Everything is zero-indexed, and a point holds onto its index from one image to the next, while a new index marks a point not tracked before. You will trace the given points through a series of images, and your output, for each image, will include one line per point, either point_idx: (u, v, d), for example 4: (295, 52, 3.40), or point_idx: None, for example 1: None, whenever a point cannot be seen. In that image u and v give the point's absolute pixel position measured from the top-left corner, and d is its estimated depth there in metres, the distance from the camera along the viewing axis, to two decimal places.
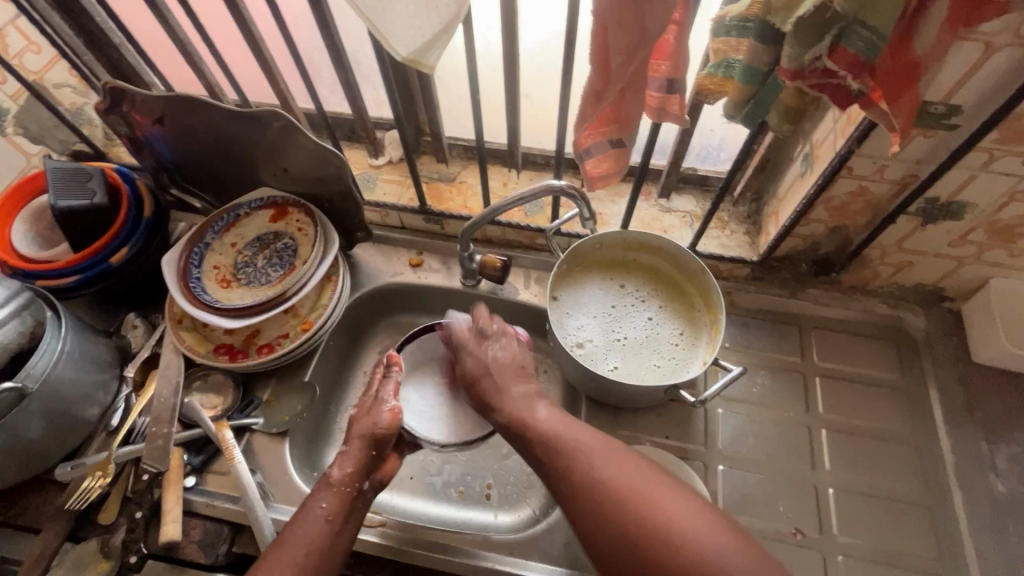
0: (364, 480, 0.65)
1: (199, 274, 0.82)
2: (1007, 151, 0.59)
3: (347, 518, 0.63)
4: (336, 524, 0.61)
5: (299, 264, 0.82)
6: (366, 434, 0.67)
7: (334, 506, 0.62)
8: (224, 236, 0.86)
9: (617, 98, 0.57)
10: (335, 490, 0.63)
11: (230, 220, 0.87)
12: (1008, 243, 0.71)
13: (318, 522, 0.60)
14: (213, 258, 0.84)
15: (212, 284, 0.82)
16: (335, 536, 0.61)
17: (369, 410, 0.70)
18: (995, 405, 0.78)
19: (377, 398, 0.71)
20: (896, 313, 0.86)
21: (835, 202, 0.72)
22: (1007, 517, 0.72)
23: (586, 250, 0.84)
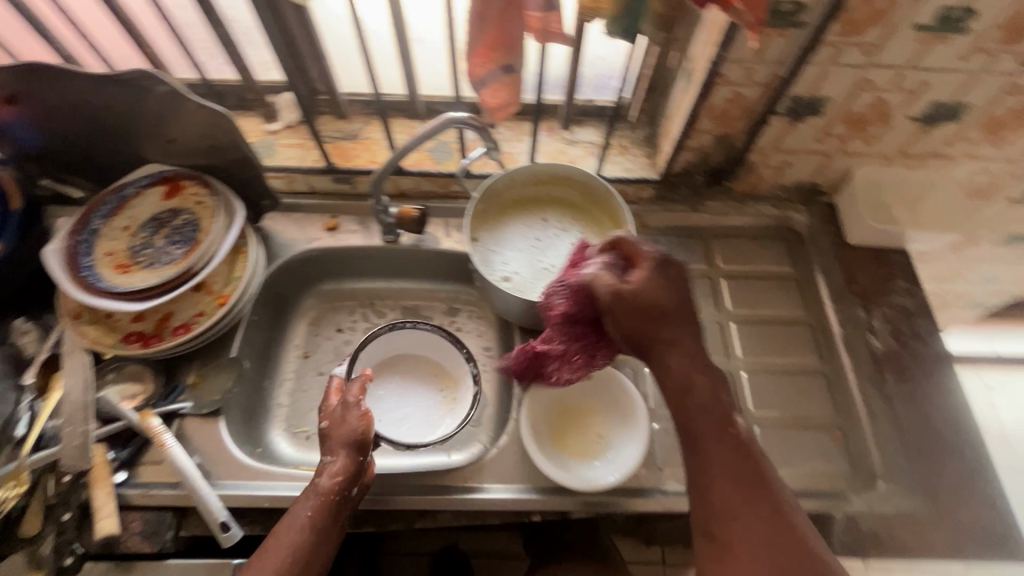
0: (352, 487, 0.66)
1: (91, 263, 0.76)
2: (848, 43, 0.67)
3: (333, 522, 0.63)
4: (315, 533, 0.62)
5: (203, 238, 0.78)
6: (350, 440, 0.66)
7: (316, 515, 0.62)
8: (114, 220, 0.80)
9: (499, 18, 0.59)
10: (320, 498, 0.63)
11: (117, 202, 0.80)
12: (863, 131, 0.81)
13: (301, 531, 0.61)
14: (104, 244, 0.78)
15: (107, 269, 0.76)
16: (319, 541, 0.62)
17: (340, 419, 0.68)
18: (868, 277, 0.89)
19: (344, 407, 0.69)
20: (783, 212, 0.96)
21: (716, 110, 0.78)
22: (885, 368, 0.82)
23: (500, 189, 0.86)
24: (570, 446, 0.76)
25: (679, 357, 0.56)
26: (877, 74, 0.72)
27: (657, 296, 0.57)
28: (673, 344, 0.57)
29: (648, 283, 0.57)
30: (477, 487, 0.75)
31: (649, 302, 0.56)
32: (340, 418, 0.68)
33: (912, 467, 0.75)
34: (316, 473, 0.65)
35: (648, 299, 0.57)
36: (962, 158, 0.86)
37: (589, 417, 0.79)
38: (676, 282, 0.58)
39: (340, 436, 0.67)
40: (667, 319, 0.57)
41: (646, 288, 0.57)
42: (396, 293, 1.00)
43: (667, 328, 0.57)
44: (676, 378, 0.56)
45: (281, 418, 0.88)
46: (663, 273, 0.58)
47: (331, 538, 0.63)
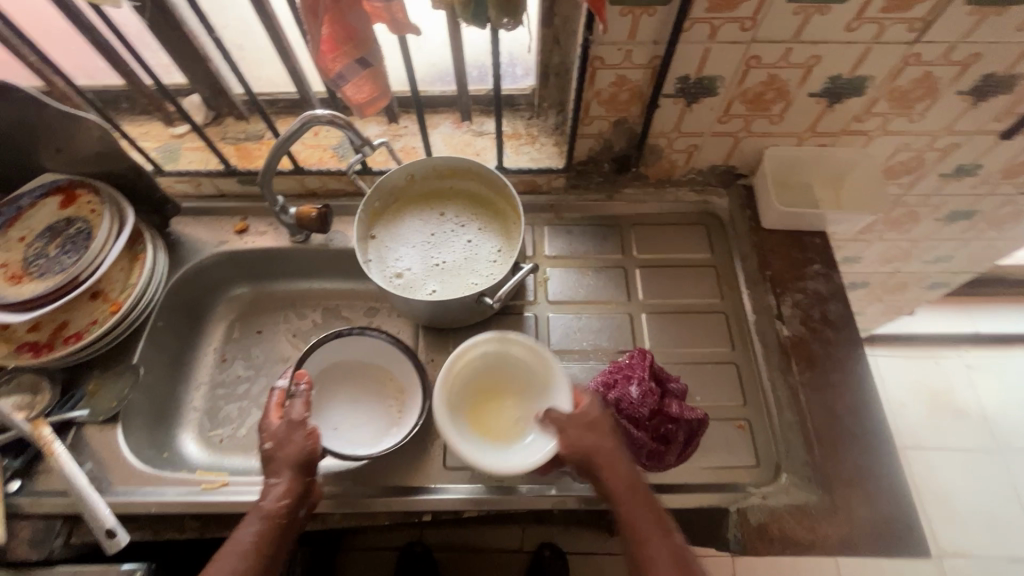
0: (296, 508, 0.64)
1: None
2: (722, 19, 0.64)
3: (274, 545, 0.62)
4: (262, 559, 0.60)
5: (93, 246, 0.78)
6: (297, 461, 0.65)
7: (261, 539, 0.61)
8: (12, 232, 0.81)
9: (335, 10, 0.57)
10: (267, 521, 0.62)
11: (12, 213, 0.82)
12: (765, 109, 0.77)
13: (245, 558, 0.59)
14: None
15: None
16: (259, 567, 0.59)
17: (284, 439, 0.66)
18: (784, 261, 0.86)
19: (288, 426, 0.67)
20: (703, 197, 0.93)
21: (604, 94, 0.75)
22: (792, 357, 0.79)
23: (398, 187, 0.85)
24: (478, 419, 0.75)
25: (623, 471, 0.63)
26: (764, 49, 0.68)
27: (601, 417, 0.67)
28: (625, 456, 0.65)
29: (596, 411, 0.67)
30: (366, 487, 0.74)
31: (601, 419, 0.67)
32: (285, 441, 0.67)
33: (811, 460, 0.72)
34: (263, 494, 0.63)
35: (593, 421, 0.67)
36: (878, 134, 0.82)
37: (510, 402, 0.76)
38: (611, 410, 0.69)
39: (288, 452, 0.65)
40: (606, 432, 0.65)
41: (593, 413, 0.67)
42: (316, 295, 1.01)
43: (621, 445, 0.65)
44: (625, 484, 0.63)
45: (193, 422, 0.89)
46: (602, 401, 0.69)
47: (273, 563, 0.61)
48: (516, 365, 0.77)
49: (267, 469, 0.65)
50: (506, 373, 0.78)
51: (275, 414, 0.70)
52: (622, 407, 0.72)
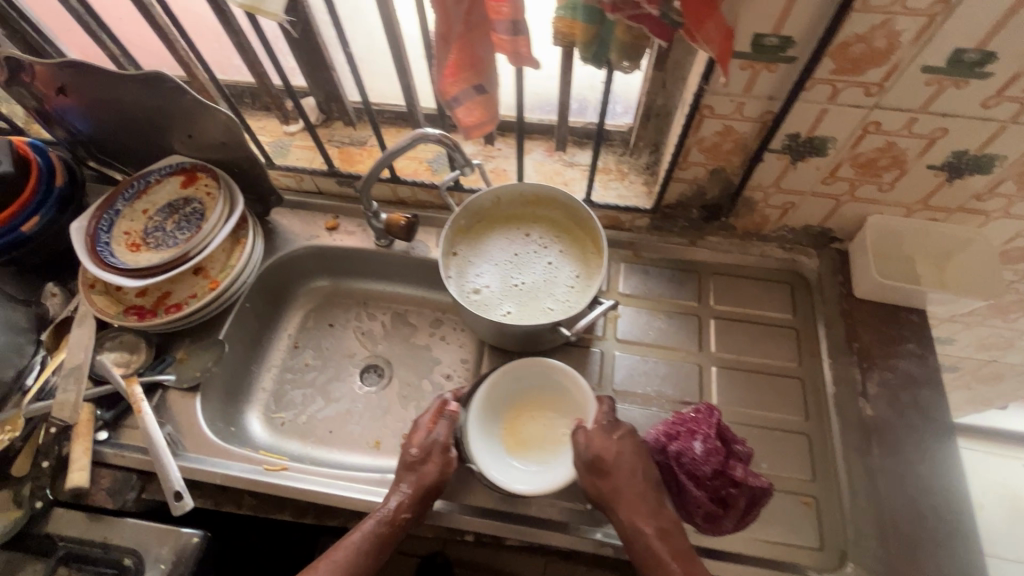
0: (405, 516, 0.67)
1: (107, 240, 0.85)
2: (846, 82, 0.62)
3: (382, 550, 0.67)
4: (376, 556, 0.66)
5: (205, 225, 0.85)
6: (431, 482, 0.68)
7: (380, 538, 0.66)
8: (136, 204, 0.89)
9: (465, 40, 0.60)
10: (386, 524, 0.67)
11: (140, 187, 0.90)
12: (875, 176, 0.74)
13: (358, 557, 0.65)
14: (123, 224, 0.87)
15: (121, 248, 0.85)
16: (371, 565, 0.65)
17: (427, 452, 0.70)
18: (875, 336, 0.81)
19: (435, 442, 0.71)
20: (791, 256, 0.90)
21: (707, 142, 0.74)
22: (875, 439, 0.74)
23: (486, 207, 0.88)
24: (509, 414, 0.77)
25: (631, 512, 0.65)
26: (884, 116, 0.66)
27: (609, 452, 0.68)
28: (634, 491, 0.66)
29: (602, 445, 0.68)
30: None
31: (609, 455, 0.68)
32: (428, 455, 0.70)
33: (882, 554, 0.68)
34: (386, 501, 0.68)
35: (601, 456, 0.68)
36: (997, 215, 0.77)
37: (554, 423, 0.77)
38: (624, 439, 0.70)
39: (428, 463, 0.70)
40: (612, 469, 0.67)
41: (600, 447, 0.68)
42: (389, 299, 1.05)
43: (628, 480, 0.67)
44: (630, 521, 0.65)
45: (260, 402, 0.94)
46: (603, 435, 0.70)
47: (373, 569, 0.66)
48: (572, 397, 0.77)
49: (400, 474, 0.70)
50: (567, 399, 0.77)
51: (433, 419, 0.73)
52: (683, 462, 0.70)
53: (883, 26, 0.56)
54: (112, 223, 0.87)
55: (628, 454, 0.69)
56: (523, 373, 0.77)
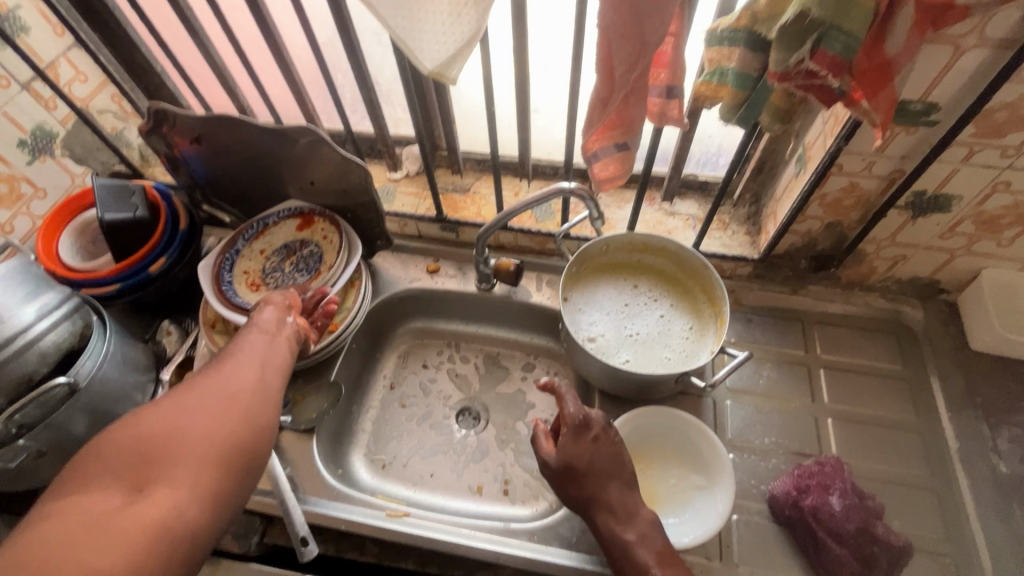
0: (287, 315, 0.72)
1: (230, 279, 0.88)
2: (985, 145, 0.64)
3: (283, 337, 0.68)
4: (278, 337, 0.67)
5: (324, 270, 0.88)
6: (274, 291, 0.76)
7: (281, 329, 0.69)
8: (254, 243, 0.93)
9: (621, 105, 0.63)
10: (280, 319, 0.70)
11: (259, 228, 0.93)
12: (996, 233, 0.75)
13: (257, 362, 0.61)
14: (243, 264, 0.90)
15: (240, 285, 0.88)
16: (281, 352, 0.66)
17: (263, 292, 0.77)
18: (994, 391, 0.81)
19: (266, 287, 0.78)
20: (895, 306, 0.90)
21: (829, 198, 0.76)
22: (1010, 497, 0.73)
23: (595, 253, 0.89)
24: (635, 451, 0.75)
25: (608, 517, 0.62)
26: (1016, 177, 0.67)
27: (580, 456, 0.64)
28: (606, 484, 0.63)
29: (572, 444, 0.65)
30: (537, 546, 0.73)
31: (580, 450, 0.65)
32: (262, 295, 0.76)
33: None
34: (250, 322, 0.69)
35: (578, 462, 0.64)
36: None
37: (691, 478, 0.72)
38: (598, 438, 0.65)
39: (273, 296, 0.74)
40: (584, 468, 0.64)
41: (569, 452, 0.65)
42: (481, 339, 1.05)
43: (603, 481, 0.63)
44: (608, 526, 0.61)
45: (363, 444, 0.94)
46: (572, 439, 0.65)
47: (277, 383, 0.61)
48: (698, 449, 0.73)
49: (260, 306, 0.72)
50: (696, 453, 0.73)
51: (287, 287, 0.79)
52: (820, 518, 0.70)
53: None
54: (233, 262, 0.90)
55: (600, 452, 0.65)
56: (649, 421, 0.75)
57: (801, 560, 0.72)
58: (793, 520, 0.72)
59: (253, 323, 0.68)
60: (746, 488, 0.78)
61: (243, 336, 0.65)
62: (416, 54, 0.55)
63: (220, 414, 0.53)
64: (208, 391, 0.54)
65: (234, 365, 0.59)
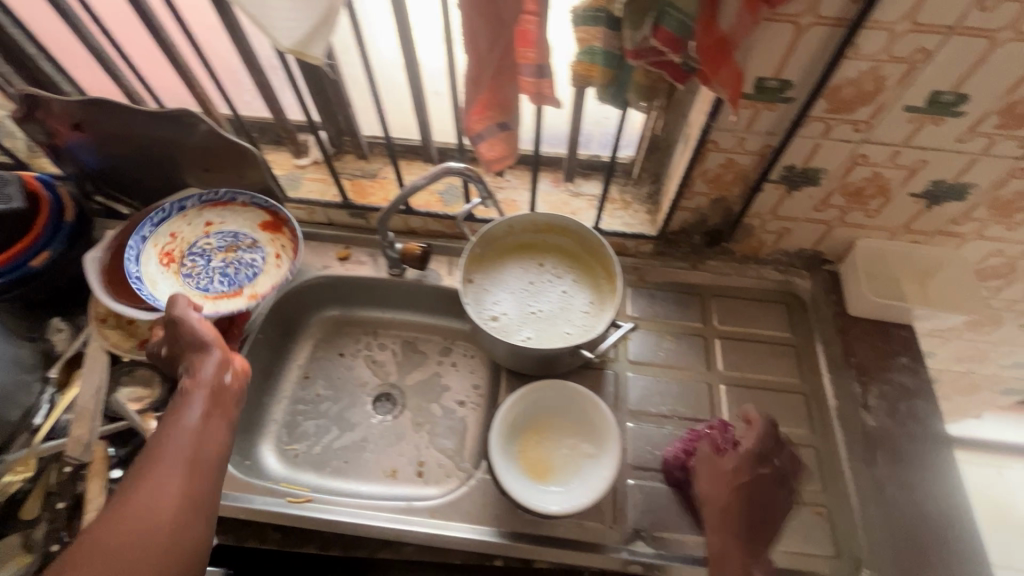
0: (226, 374, 0.65)
1: (149, 234, 0.86)
2: (839, 119, 0.69)
3: (215, 412, 0.62)
4: (207, 416, 0.61)
5: (245, 292, 0.86)
6: (197, 340, 0.67)
7: (207, 402, 0.62)
8: (206, 209, 0.91)
9: (494, 83, 0.63)
10: (210, 386, 0.63)
11: (218, 200, 0.91)
12: (863, 203, 0.81)
13: (182, 467, 0.56)
14: (177, 226, 0.89)
15: (155, 243, 0.87)
16: (213, 436, 0.60)
17: (179, 334, 0.68)
18: (868, 351, 0.87)
19: (174, 323, 0.68)
20: (786, 277, 0.95)
21: (711, 174, 0.80)
22: (878, 448, 0.79)
23: (499, 234, 0.90)
24: (533, 426, 0.77)
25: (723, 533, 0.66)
26: (872, 150, 0.72)
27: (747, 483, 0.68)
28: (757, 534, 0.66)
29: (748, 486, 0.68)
30: (438, 522, 0.74)
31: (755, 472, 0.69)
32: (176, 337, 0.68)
33: (895, 557, 0.72)
34: (180, 393, 0.62)
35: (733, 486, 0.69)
36: (972, 237, 0.82)
37: (581, 448, 0.75)
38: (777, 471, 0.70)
39: (213, 344, 0.67)
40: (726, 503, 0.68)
41: (735, 476, 0.69)
42: (397, 326, 1.05)
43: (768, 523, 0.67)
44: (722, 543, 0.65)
45: (273, 434, 0.93)
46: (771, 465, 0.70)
47: (208, 491, 0.57)
48: (588, 421, 0.76)
49: (190, 359, 0.66)
50: (587, 422, 0.76)
51: (188, 305, 0.69)
52: None
53: (871, 71, 0.62)
54: (170, 216, 0.89)
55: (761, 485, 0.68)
56: (543, 396, 0.77)
57: (689, 518, 0.76)
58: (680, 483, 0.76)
59: (187, 391, 0.62)
60: (641, 455, 0.81)
61: (173, 422, 0.59)
62: (274, 32, 0.54)
63: (132, 570, 0.50)
64: (126, 537, 0.51)
65: (155, 482, 0.54)
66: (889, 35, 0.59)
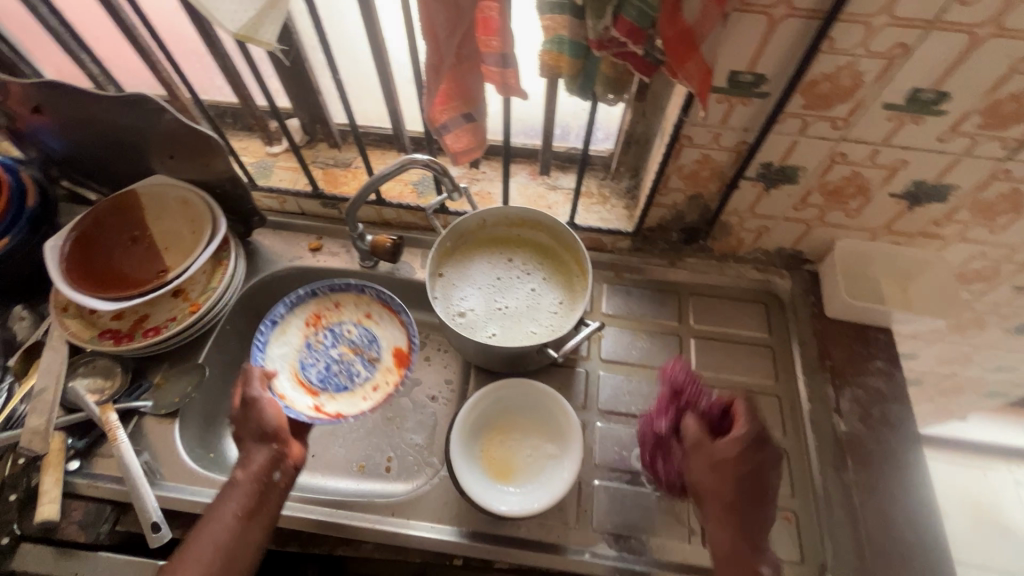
0: (273, 473, 0.65)
1: (317, 292, 0.91)
2: (815, 116, 0.66)
3: (254, 514, 0.63)
4: (245, 520, 0.63)
5: (324, 401, 0.85)
6: (256, 432, 0.67)
7: (243, 506, 0.63)
8: (378, 304, 0.92)
9: (455, 72, 0.61)
10: (253, 484, 0.64)
11: (383, 298, 0.91)
12: (842, 203, 0.78)
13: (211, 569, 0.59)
14: (343, 297, 0.92)
15: (314, 303, 0.92)
16: (246, 537, 0.62)
17: (242, 417, 0.69)
18: (844, 354, 0.85)
19: (243, 407, 0.69)
20: (766, 276, 0.93)
21: (686, 170, 0.77)
22: (849, 453, 0.78)
23: (471, 228, 0.88)
24: (498, 424, 0.76)
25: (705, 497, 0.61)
26: (850, 148, 0.70)
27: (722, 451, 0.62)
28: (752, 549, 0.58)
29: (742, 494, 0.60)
30: (397, 520, 0.74)
31: (732, 466, 0.61)
32: (242, 419, 0.69)
33: (858, 564, 0.71)
34: (226, 487, 0.64)
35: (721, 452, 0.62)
36: (954, 240, 0.80)
37: (545, 448, 0.74)
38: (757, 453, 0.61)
39: (271, 436, 0.67)
40: (713, 501, 0.61)
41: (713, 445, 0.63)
42: None
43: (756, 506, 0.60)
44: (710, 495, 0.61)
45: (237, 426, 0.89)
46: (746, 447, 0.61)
47: None
48: (555, 422, 0.75)
49: (249, 446, 0.67)
50: (552, 422, 0.75)
51: (260, 383, 0.71)
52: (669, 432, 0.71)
53: (848, 67, 0.60)
54: (350, 286, 0.92)
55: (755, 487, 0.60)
56: (507, 395, 0.76)
57: (653, 520, 0.75)
58: (642, 432, 0.76)
59: (235, 484, 0.64)
60: (608, 455, 0.80)
61: (213, 518, 0.62)
62: (218, 16, 0.51)
63: None
64: None
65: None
66: (866, 29, 0.56)
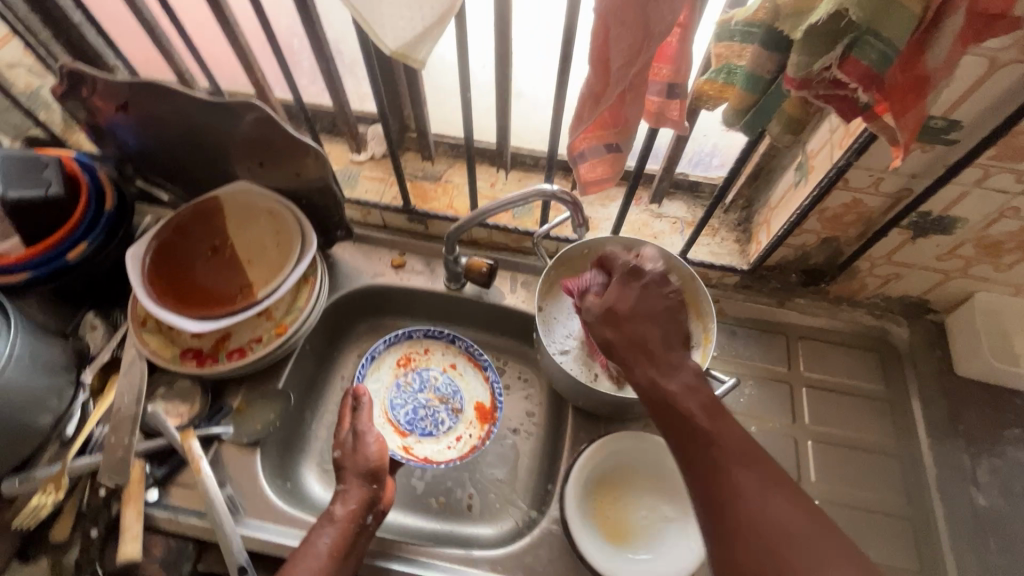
0: (368, 516, 0.65)
1: (410, 333, 0.90)
2: (1002, 167, 0.59)
3: (345, 554, 0.62)
4: (337, 559, 0.61)
5: (413, 446, 0.84)
6: (363, 470, 0.67)
7: (337, 542, 0.61)
8: (461, 354, 0.91)
9: (617, 101, 0.54)
10: (348, 520, 0.63)
11: (467, 351, 0.91)
12: (996, 258, 0.71)
13: None
14: (432, 342, 0.92)
15: (406, 344, 0.91)
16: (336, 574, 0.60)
17: (351, 450, 0.69)
18: (976, 417, 0.79)
19: (355, 437, 0.70)
20: (882, 324, 0.86)
21: (829, 213, 0.71)
22: (986, 530, 0.72)
23: (575, 257, 0.81)
24: (610, 479, 0.71)
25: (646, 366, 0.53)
26: None
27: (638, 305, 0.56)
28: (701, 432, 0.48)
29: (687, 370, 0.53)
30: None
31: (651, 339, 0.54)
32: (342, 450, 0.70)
33: None
34: (319, 520, 0.63)
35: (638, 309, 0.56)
36: None
37: (662, 511, 0.69)
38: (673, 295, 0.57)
39: (377, 474, 0.67)
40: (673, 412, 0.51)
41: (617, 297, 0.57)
42: None
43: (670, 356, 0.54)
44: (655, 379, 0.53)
45: (315, 454, 0.84)
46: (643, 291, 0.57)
47: None
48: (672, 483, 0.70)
49: (349, 482, 0.67)
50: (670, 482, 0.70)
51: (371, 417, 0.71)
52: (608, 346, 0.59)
53: None
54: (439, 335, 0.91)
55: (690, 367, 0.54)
56: (625, 449, 0.71)
57: None
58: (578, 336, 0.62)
59: (331, 517, 0.63)
60: None
61: (308, 549, 0.60)
62: (378, 33, 0.45)
63: None
64: None
65: None
66: None
